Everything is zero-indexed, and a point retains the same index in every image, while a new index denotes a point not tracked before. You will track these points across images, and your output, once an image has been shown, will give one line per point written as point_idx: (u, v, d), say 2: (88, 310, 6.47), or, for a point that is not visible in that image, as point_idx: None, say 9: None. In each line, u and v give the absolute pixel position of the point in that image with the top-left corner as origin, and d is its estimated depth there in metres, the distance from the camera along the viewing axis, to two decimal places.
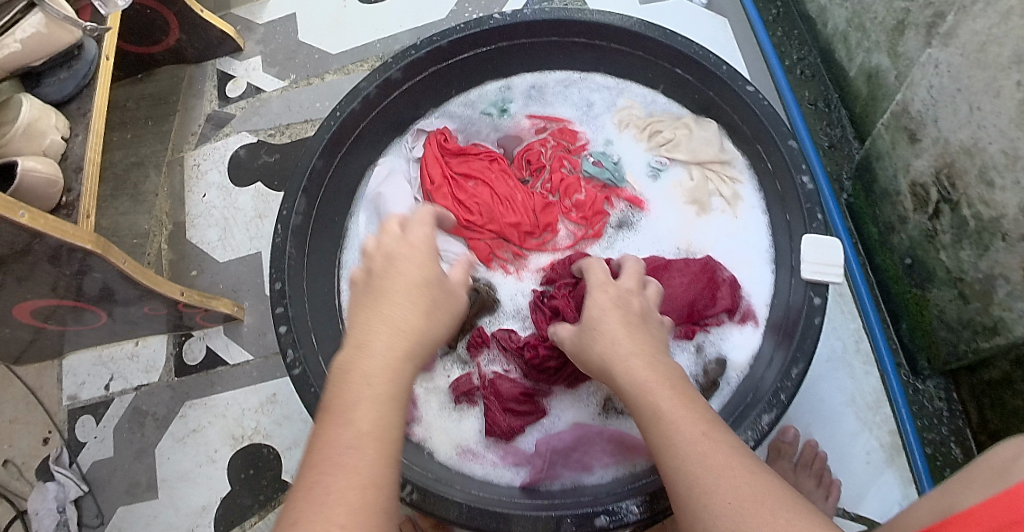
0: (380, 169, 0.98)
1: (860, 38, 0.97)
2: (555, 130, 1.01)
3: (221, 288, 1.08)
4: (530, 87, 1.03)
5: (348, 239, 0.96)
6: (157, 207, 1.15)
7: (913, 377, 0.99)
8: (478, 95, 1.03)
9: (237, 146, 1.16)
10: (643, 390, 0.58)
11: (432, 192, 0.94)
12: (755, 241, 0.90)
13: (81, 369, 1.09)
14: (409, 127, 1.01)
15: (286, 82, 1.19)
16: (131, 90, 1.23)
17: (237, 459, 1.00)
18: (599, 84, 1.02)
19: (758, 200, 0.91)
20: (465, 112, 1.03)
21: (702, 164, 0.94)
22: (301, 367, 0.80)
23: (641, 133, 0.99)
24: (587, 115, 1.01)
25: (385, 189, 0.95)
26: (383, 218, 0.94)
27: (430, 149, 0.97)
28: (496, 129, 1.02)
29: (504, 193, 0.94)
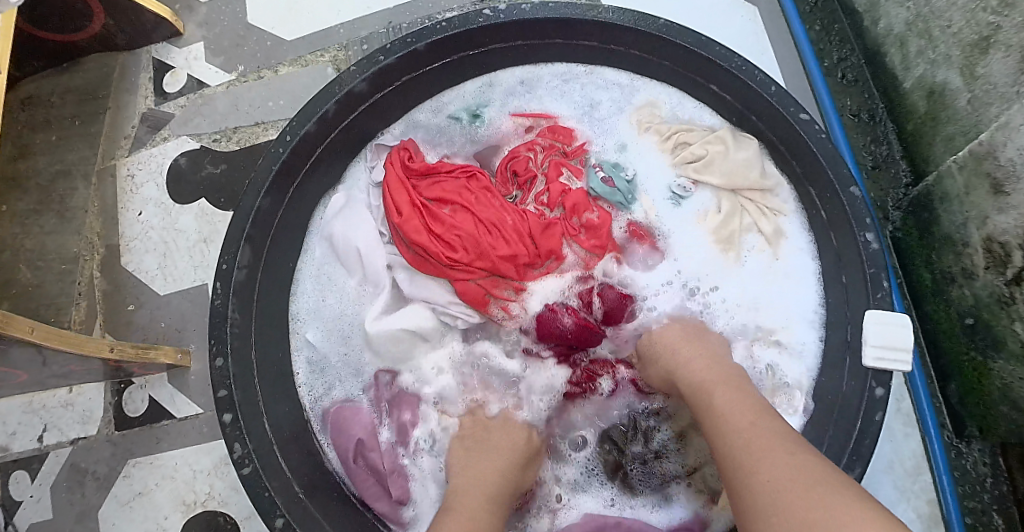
0: (338, 198, 0.81)
1: (922, 46, 0.80)
2: (546, 129, 0.83)
3: (163, 327, 0.93)
4: (516, 82, 0.84)
5: (294, 285, 0.80)
6: (87, 226, 0.98)
7: (957, 439, 0.85)
8: (452, 98, 0.84)
9: (176, 154, 0.99)
10: (700, 386, 0.63)
11: (400, 225, 0.75)
12: (801, 289, 0.76)
13: (10, 417, 0.95)
14: (368, 143, 0.82)
15: (233, 75, 1.00)
16: (54, 82, 1.04)
17: (191, 528, 0.88)
18: (602, 79, 0.83)
19: (806, 239, 0.78)
20: (434, 121, 0.84)
21: (738, 190, 0.79)
22: (252, 465, 0.68)
23: (663, 143, 0.82)
24: (588, 116, 0.84)
25: (337, 227, 0.80)
26: (347, 260, 0.79)
27: (393, 169, 0.78)
28: (474, 141, 0.84)
29: (490, 219, 0.75)
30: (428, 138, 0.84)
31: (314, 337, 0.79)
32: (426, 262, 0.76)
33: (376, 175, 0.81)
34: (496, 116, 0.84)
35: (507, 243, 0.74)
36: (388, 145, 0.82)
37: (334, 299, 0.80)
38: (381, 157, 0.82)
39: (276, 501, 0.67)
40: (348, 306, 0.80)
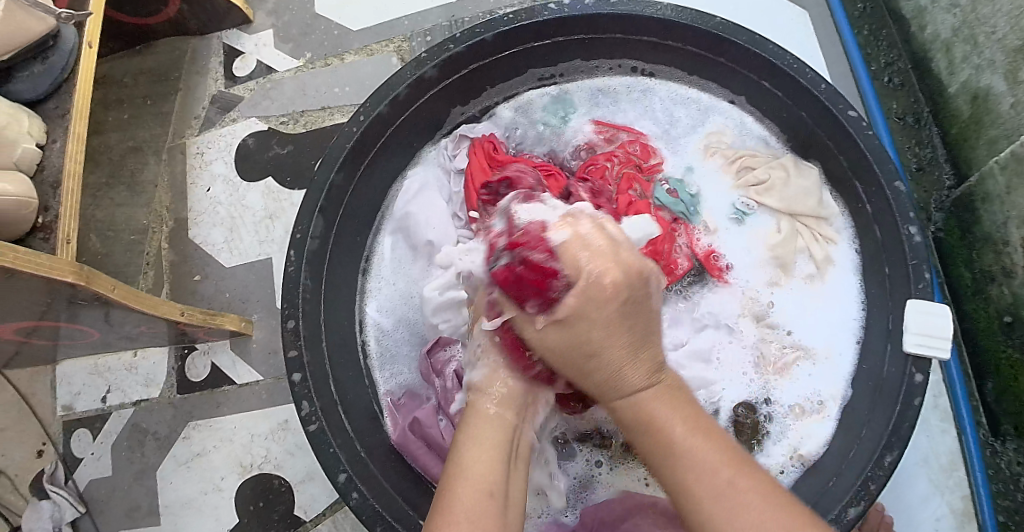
0: (411, 183, 0.86)
1: (967, 52, 0.83)
2: (627, 141, 0.88)
3: (226, 298, 0.98)
4: (594, 91, 0.90)
5: (370, 260, 0.85)
6: (156, 199, 1.04)
7: (992, 437, 0.86)
8: (530, 103, 0.89)
9: (244, 134, 1.04)
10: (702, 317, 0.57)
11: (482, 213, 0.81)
12: (841, 313, 0.79)
13: (76, 378, 0.99)
14: (448, 131, 0.88)
15: (301, 60, 1.06)
16: (130, 64, 1.10)
17: (247, 489, 0.91)
18: (684, 98, 0.88)
19: (853, 264, 0.80)
20: (514, 117, 0.89)
21: (798, 215, 0.82)
22: (319, 423, 0.71)
23: (728, 166, 0.85)
24: (667, 133, 0.88)
25: (414, 209, 0.84)
26: (416, 242, 0.84)
27: (476, 159, 0.84)
28: (553, 143, 0.89)
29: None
30: (507, 131, 0.89)
31: (386, 308, 0.84)
32: None
33: (456, 162, 0.86)
34: (572, 118, 0.89)
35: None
36: (468, 136, 0.87)
37: (406, 277, 0.85)
38: (462, 147, 0.87)
39: (341, 457, 0.70)
40: (420, 285, 0.84)
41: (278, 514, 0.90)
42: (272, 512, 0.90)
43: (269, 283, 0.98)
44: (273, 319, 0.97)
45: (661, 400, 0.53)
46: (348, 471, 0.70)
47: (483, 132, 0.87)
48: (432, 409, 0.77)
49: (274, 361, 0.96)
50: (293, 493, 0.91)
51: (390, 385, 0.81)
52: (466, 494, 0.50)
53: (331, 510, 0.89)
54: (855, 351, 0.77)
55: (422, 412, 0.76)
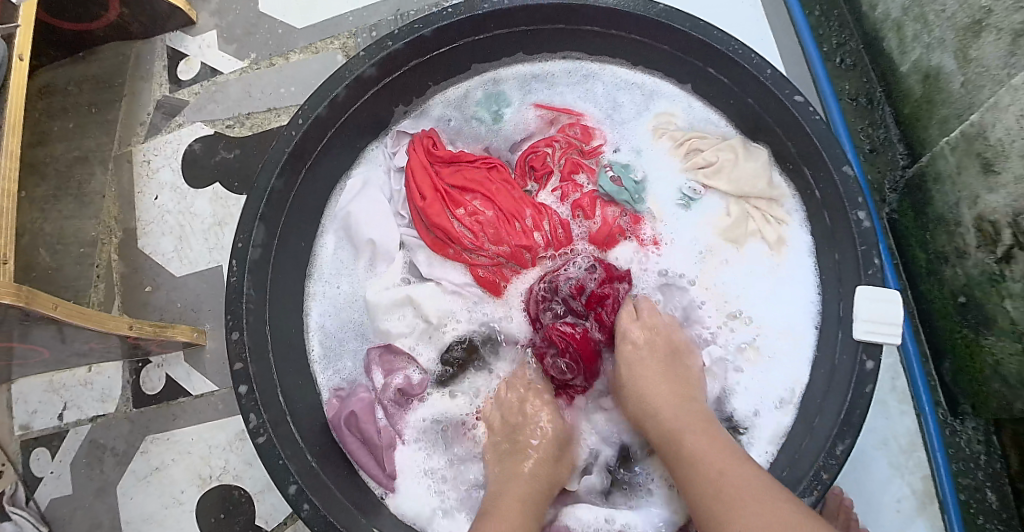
0: (354, 182, 0.84)
1: (918, 30, 0.81)
2: (567, 125, 0.86)
3: (179, 308, 0.97)
4: (526, 78, 0.88)
5: (312, 261, 0.83)
6: (105, 211, 1.02)
7: (951, 417, 0.87)
8: (464, 95, 0.88)
9: (190, 140, 1.02)
10: (673, 433, 0.63)
11: (423, 209, 0.79)
12: (799, 295, 0.78)
13: (32, 396, 0.98)
14: (386, 128, 0.86)
15: (245, 62, 1.03)
16: (71, 71, 1.07)
17: (207, 501, 0.90)
18: (625, 81, 0.87)
19: (808, 244, 0.79)
20: (450, 113, 0.88)
21: (747, 197, 0.81)
22: (267, 435, 0.70)
23: (676, 148, 0.84)
24: (611, 117, 0.87)
25: (354, 208, 0.83)
26: (358, 242, 0.82)
27: (416, 155, 0.83)
28: (494, 134, 0.88)
29: (510, 210, 0.80)
30: (441, 125, 0.88)
31: (329, 309, 0.82)
32: (447, 247, 0.80)
33: (397, 159, 0.84)
34: (514, 109, 0.88)
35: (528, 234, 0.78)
36: (408, 132, 0.86)
37: (350, 277, 0.83)
38: (401, 143, 0.85)
39: (290, 468, 0.69)
40: (364, 284, 0.82)
41: (240, 525, 0.89)
42: (234, 523, 0.89)
43: (222, 291, 0.97)
44: (228, 327, 0.96)
45: (678, 418, 0.65)
46: (298, 483, 0.69)
47: (422, 128, 0.87)
48: (369, 403, 0.77)
49: (230, 369, 0.95)
50: (254, 503, 0.90)
51: (335, 384, 0.80)
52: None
53: (292, 518, 0.89)
54: (815, 336, 0.76)
55: (358, 406, 0.77)
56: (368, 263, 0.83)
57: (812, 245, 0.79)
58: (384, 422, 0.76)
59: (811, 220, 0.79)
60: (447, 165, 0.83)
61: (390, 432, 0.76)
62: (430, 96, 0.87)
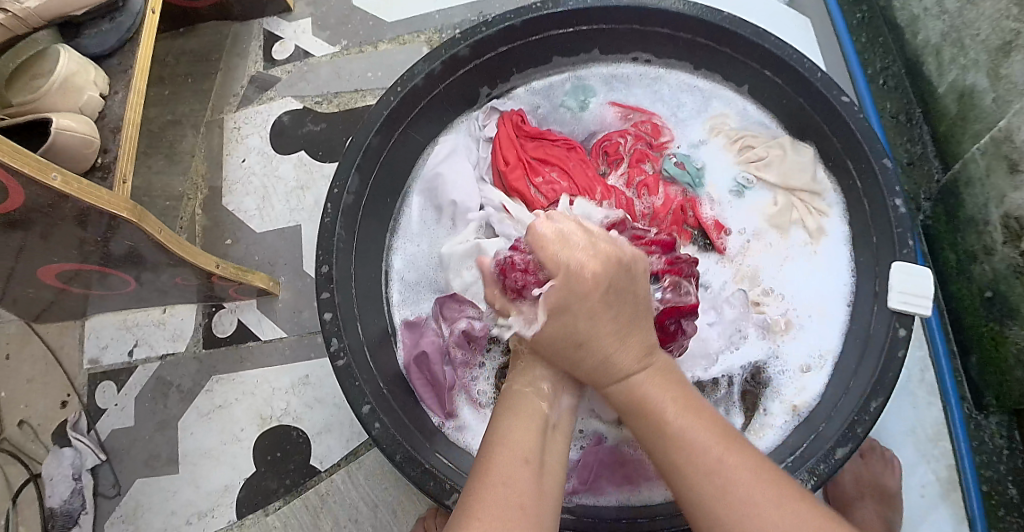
0: (443, 146, 0.93)
1: (955, 53, 0.90)
2: (639, 121, 0.95)
3: (255, 261, 1.03)
4: (606, 77, 0.97)
5: (400, 210, 0.92)
6: (193, 169, 1.10)
7: (975, 411, 0.90)
8: (552, 85, 0.97)
9: (280, 112, 1.11)
10: (641, 402, 0.55)
11: (505, 173, 0.89)
12: (835, 277, 0.85)
13: (104, 333, 1.04)
14: (481, 102, 0.95)
15: (337, 47, 1.13)
16: (173, 45, 1.18)
17: (264, 441, 0.95)
18: (690, 84, 0.95)
19: (844, 235, 0.86)
20: (530, 98, 0.97)
21: (795, 190, 0.89)
22: (347, 359, 0.76)
23: (731, 144, 0.92)
24: (675, 116, 0.95)
25: (443, 169, 0.91)
26: (441, 201, 0.90)
27: (504, 128, 0.92)
28: (572, 123, 0.97)
29: (584, 185, 0.87)
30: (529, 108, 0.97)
31: (410, 257, 0.90)
32: (522, 210, 0.88)
33: (486, 130, 0.94)
34: (587, 102, 0.97)
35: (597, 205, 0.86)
36: (499, 109, 0.95)
37: (433, 231, 0.91)
38: (493, 118, 0.95)
39: (365, 391, 0.75)
40: (442, 239, 0.90)
41: (295, 464, 0.93)
42: (289, 462, 0.93)
43: (298, 248, 1.04)
44: (299, 282, 1.02)
45: (652, 382, 0.56)
46: (372, 403, 0.74)
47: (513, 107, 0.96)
48: (439, 347, 0.83)
49: (300, 320, 1.00)
50: (311, 444, 0.94)
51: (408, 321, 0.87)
52: (495, 473, 0.52)
53: (346, 461, 0.92)
54: (845, 317, 0.82)
55: (430, 347, 0.83)
56: (448, 220, 0.91)
57: (847, 234, 0.85)
58: (451, 365, 0.82)
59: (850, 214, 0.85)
60: (526, 141, 0.92)
61: (453, 376, 0.82)
62: (513, 84, 0.96)
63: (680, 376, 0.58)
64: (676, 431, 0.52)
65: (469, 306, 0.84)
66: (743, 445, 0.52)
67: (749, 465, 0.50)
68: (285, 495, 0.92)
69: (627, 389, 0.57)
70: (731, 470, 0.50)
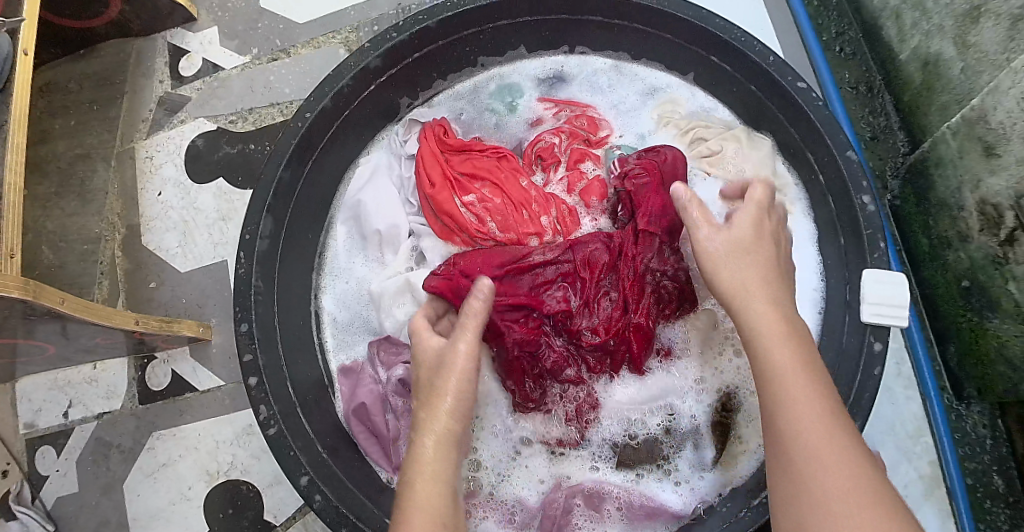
0: (364, 169, 0.85)
1: (917, 18, 0.84)
2: (573, 116, 0.87)
3: (184, 304, 0.97)
4: (539, 73, 0.89)
5: (324, 247, 0.84)
6: (108, 207, 1.01)
7: (956, 401, 0.87)
8: (478, 88, 0.89)
9: (194, 135, 1.02)
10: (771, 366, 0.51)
11: (432, 196, 0.80)
12: (801, 277, 0.79)
13: (36, 395, 0.97)
14: (399, 116, 0.87)
15: (248, 57, 1.03)
16: (72, 69, 1.07)
17: (214, 497, 0.91)
18: (628, 71, 0.87)
19: (812, 231, 0.79)
20: (459, 105, 0.89)
21: None
22: (278, 426, 0.69)
23: (681, 136, 0.85)
24: (617, 109, 0.87)
25: (364, 196, 0.83)
26: (367, 232, 0.83)
27: (426, 143, 0.83)
28: (507, 128, 0.88)
29: (519, 199, 0.79)
30: (455, 116, 0.89)
31: (341, 298, 0.84)
32: (454, 234, 0.80)
33: (408, 146, 0.86)
34: (519, 104, 0.88)
35: (536, 221, 0.78)
36: (419, 121, 0.87)
37: (364, 265, 0.84)
38: (414, 131, 0.86)
39: (301, 460, 0.69)
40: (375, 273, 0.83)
41: (248, 520, 0.89)
42: (242, 518, 0.90)
43: (227, 286, 0.97)
44: (232, 322, 0.96)
45: (778, 343, 0.53)
46: (309, 473, 0.69)
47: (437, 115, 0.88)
48: (379, 395, 0.78)
49: (236, 364, 0.95)
50: (262, 497, 0.90)
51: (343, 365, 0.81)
52: (418, 496, 0.50)
53: (301, 513, 0.89)
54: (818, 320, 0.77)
55: (369, 398, 0.77)
56: (378, 252, 0.84)
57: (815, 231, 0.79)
58: (393, 415, 0.77)
59: (815, 210, 0.78)
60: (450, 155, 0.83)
61: (397, 426, 0.76)
62: (435, 90, 0.87)
63: (799, 315, 0.56)
64: (772, 369, 0.51)
65: (407, 348, 0.79)
66: (844, 432, 0.48)
67: (840, 448, 0.47)
68: None
69: (754, 310, 0.55)
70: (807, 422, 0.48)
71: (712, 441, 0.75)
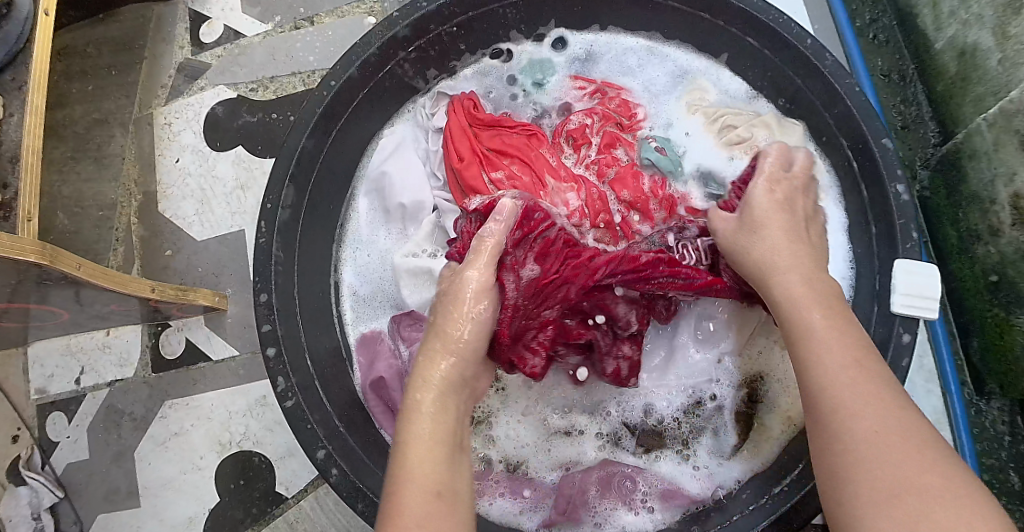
0: (388, 141, 0.84)
1: (955, 6, 0.82)
2: (607, 98, 0.85)
3: (200, 273, 0.96)
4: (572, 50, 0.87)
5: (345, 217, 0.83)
6: (125, 174, 1.00)
7: (977, 397, 0.87)
8: (510, 62, 0.87)
9: (214, 102, 1.01)
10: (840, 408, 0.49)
11: (460, 169, 0.79)
12: (830, 269, 0.78)
13: (48, 360, 0.96)
14: (426, 87, 0.86)
15: (270, 25, 1.02)
16: (91, 33, 1.05)
17: (226, 467, 0.90)
18: (662, 54, 0.86)
19: (843, 223, 0.78)
20: (489, 80, 0.87)
21: None
22: (295, 398, 0.69)
23: (711, 124, 0.83)
24: (650, 93, 0.86)
25: (389, 167, 0.83)
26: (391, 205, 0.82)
27: (455, 116, 0.82)
28: (534, 106, 0.87)
29: (547, 178, 0.78)
30: (485, 92, 0.87)
31: (362, 269, 0.83)
32: None
33: (435, 120, 0.84)
34: (546, 84, 0.87)
35: (562, 200, 0.76)
36: (447, 94, 0.85)
37: (388, 238, 0.83)
38: (441, 104, 0.85)
39: (319, 434, 0.69)
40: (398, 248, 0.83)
41: (259, 492, 0.89)
42: (253, 490, 0.89)
43: (244, 256, 0.96)
44: (248, 293, 0.95)
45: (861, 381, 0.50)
46: (326, 447, 0.68)
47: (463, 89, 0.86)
48: (398, 370, 0.77)
49: (251, 335, 0.94)
50: (274, 470, 0.90)
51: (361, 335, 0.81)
52: (415, 465, 0.50)
53: (313, 486, 0.89)
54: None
55: (387, 372, 0.77)
56: (403, 226, 0.83)
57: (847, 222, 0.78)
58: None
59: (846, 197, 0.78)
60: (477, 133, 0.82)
61: None
62: (462, 67, 0.86)
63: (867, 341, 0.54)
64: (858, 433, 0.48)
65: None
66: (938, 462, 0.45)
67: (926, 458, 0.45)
68: (253, 524, 0.89)
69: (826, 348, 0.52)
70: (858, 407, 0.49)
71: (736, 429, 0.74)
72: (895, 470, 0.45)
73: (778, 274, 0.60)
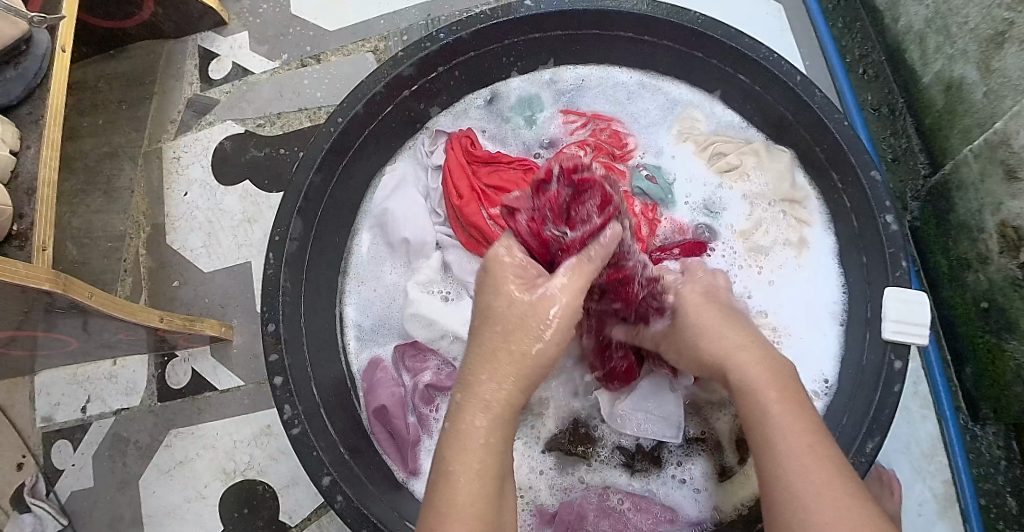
0: (391, 177, 0.86)
1: (940, 43, 0.85)
2: (596, 129, 0.88)
3: (206, 302, 0.97)
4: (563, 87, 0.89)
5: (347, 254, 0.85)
6: (133, 206, 1.02)
7: (972, 423, 0.88)
8: (506, 98, 0.89)
9: (222, 137, 1.03)
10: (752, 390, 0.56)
11: (460, 207, 0.82)
12: (820, 293, 0.80)
13: (55, 389, 0.97)
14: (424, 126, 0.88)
15: (277, 62, 1.05)
16: (103, 69, 1.08)
17: (230, 496, 0.91)
18: (653, 87, 0.88)
19: (832, 246, 0.81)
20: (486, 116, 0.89)
21: (773, 199, 0.83)
22: (302, 426, 0.70)
23: (701, 151, 0.85)
24: (641, 124, 0.88)
25: (391, 203, 0.84)
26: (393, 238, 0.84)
27: (453, 154, 0.85)
28: (530, 141, 0.89)
29: None
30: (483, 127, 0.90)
31: (365, 304, 0.84)
32: (481, 246, 0.81)
33: (433, 157, 0.86)
34: (541, 116, 0.89)
35: None
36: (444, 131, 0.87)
37: (390, 270, 0.85)
38: (439, 142, 0.87)
39: (324, 460, 0.69)
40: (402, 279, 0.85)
41: (263, 520, 0.90)
42: (257, 518, 0.90)
43: (250, 286, 0.98)
44: (254, 323, 0.97)
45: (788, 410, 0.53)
46: (332, 474, 0.69)
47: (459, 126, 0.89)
48: (400, 398, 0.78)
49: (256, 364, 0.95)
50: (277, 498, 0.90)
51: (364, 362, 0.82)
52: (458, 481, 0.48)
53: (316, 515, 0.89)
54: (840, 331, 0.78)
55: (390, 401, 0.78)
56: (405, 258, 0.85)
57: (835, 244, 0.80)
58: (415, 418, 0.78)
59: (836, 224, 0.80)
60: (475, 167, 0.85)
61: (417, 428, 0.77)
62: (459, 106, 0.89)
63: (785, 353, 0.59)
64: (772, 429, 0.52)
65: (429, 353, 0.80)
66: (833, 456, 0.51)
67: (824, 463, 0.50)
68: None
69: (746, 370, 0.57)
70: (780, 414, 0.53)
71: (734, 450, 0.75)
72: (803, 471, 0.49)
73: (733, 362, 0.58)
